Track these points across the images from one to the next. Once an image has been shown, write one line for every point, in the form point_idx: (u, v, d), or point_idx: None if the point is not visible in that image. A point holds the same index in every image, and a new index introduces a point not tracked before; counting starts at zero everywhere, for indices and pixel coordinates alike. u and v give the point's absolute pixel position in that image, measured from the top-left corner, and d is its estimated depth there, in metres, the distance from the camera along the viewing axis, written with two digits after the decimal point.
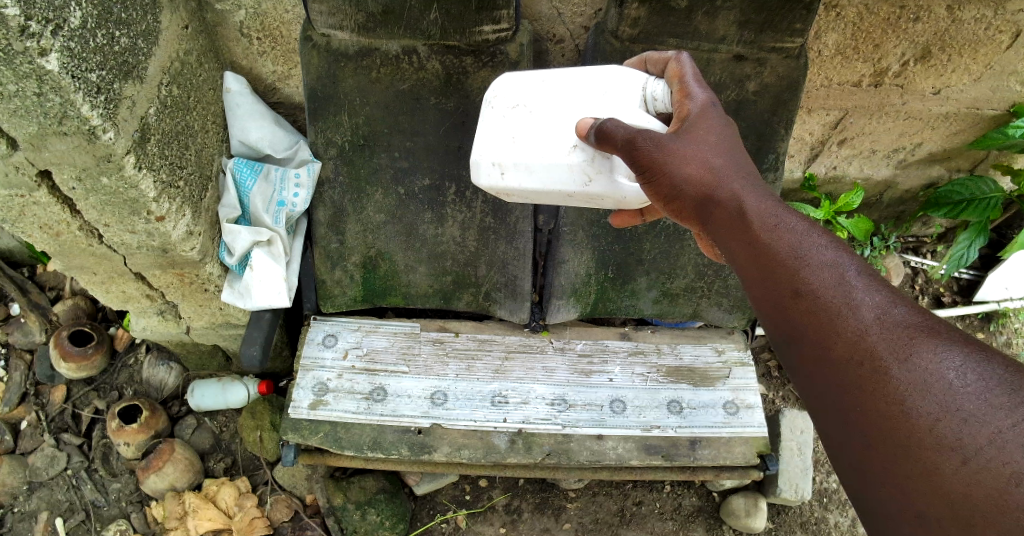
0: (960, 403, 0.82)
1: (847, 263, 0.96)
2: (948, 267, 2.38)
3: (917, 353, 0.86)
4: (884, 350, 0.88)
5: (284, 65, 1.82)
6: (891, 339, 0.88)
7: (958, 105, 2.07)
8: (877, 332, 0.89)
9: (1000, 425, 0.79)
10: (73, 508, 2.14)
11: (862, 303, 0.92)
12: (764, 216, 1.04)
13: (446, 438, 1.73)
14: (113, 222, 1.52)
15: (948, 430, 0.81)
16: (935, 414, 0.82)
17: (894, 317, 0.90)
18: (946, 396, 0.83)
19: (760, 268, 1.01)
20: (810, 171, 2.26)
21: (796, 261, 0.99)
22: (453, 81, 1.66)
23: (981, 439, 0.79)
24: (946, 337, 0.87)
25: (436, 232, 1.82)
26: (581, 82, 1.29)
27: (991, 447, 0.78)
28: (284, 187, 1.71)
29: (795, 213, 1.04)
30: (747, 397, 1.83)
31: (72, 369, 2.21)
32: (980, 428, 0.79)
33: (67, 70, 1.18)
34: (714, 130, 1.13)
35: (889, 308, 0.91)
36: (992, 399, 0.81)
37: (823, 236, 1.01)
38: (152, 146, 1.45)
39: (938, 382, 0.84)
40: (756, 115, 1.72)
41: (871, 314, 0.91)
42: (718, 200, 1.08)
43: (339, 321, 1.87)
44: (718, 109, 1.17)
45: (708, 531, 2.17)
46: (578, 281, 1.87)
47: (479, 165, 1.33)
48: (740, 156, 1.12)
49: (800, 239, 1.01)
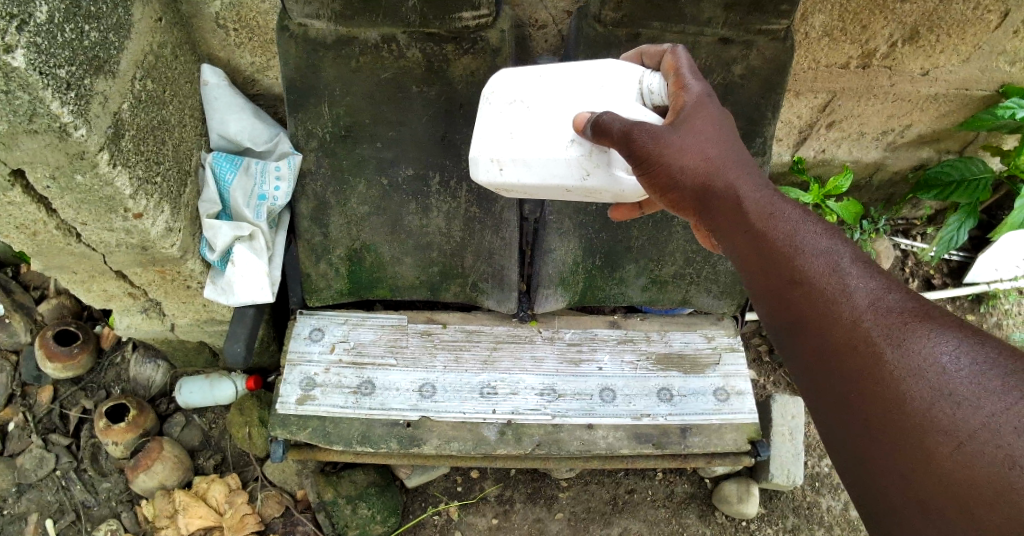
0: (954, 388, 0.81)
1: (842, 253, 0.96)
2: (938, 249, 2.38)
3: (911, 339, 0.85)
4: (879, 336, 0.87)
5: (262, 56, 1.79)
6: (886, 325, 0.87)
7: (947, 85, 2.05)
8: (872, 319, 0.89)
9: (993, 409, 0.77)
10: (62, 509, 2.12)
11: (857, 291, 0.92)
12: (760, 206, 1.03)
13: (436, 430, 1.71)
14: (90, 220, 1.49)
15: (942, 414, 0.80)
16: (929, 399, 0.81)
17: (888, 304, 0.90)
18: (940, 381, 0.82)
19: (757, 258, 1.00)
20: (799, 155, 2.24)
21: (792, 249, 0.98)
22: (434, 69, 1.63)
23: (974, 423, 0.78)
24: (942, 323, 0.86)
25: (421, 223, 1.80)
26: (577, 77, 1.26)
27: (984, 431, 0.77)
28: (265, 180, 1.69)
29: (791, 203, 1.04)
30: (738, 384, 1.83)
31: (58, 368, 2.19)
32: (974, 412, 0.78)
33: (34, 66, 1.15)
34: (710, 121, 1.12)
35: (884, 295, 0.91)
36: (988, 384, 0.79)
37: (818, 226, 1.00)
38: (128, 142, 1.42)
39: (933, 367, 0.83)
40: (744, 98, 1.70)
41: (866, 301, 0.90)
42: (713, 191, 1.07)
43: (326, 314, 1.85)
44: (714, 101, 1.15)
45: (701, 518, 2.18)
46: (566, 269, 1.85)
47: (476, 161, 1.30)
48: (736, 147, 1.11)
49: (796, 228, 1.00)
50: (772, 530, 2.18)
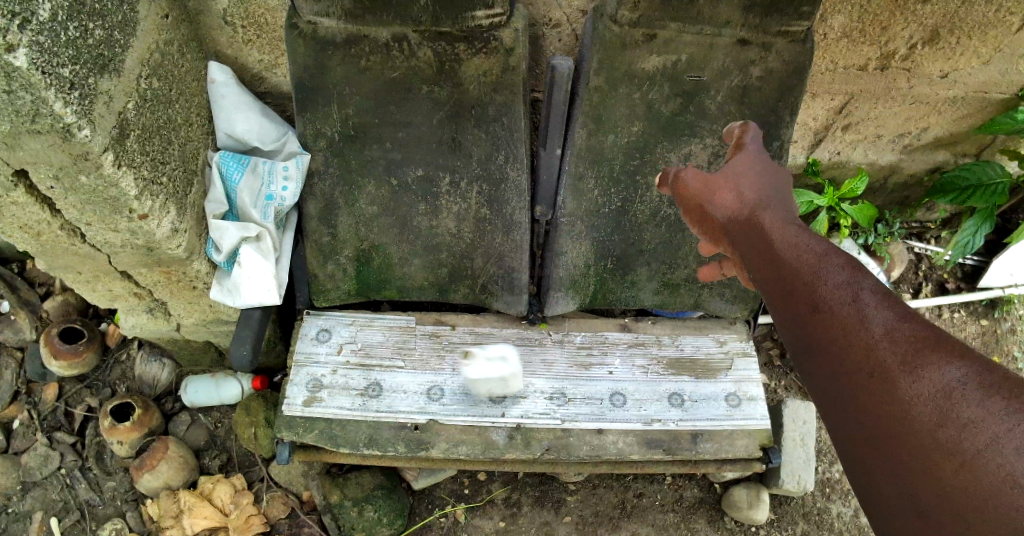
0: (960, 410, 0.78)
1: (861, 281, 0.93)
2: (954, 253, 2.36)
3: (923, 364, 0.82)
4: (891, 362, 0.84)
5: (270, 54, 1.76)
6: (898, 351, 0.84)
7: (966, 88, 2.02)
8: (885, 346, 0.86)
9: (998, 432, 0.75)
10: (67, 507, 2.11)
11: (872, 316, 0.89)
12: (783, 236, 1.04)
13: (443, 434, 1.69)
14: (95, 221, 1.47)
15: (948, 436, 0.77)
16: (935, 421, 0.79)
17: (903, 331, 0.86)
18: (948, 404, 0.79)
19: (778, 285, 0.99)
20: (814, 157, 2.21)
21: (812, 276, 0.96)
22: (445, 68, 1.59)
23: (977, 444, 0.75)
24: (956, 350, 0.82)
25: (430, 224, 1.78)
26: None
27: (987, 451, 0.74)
28: (273, 180, 1.66)
29: (816, 234, 1.04)
30: (750, 390, 1.80)
31: (63, 366, 2.18)
32: (978, 433, 0.75)
33: (37, 66, 1.12)
34: (751, 166, 1.20)
35: (898, 320, 0.88)
36: (993, 406, 0.76)
37: (839, 255, 0.98)
38: (133, 142, 1.39)
39: (941, 391, 0.80)
40: (761, 101, 1.67)
41: (881, 327, 0.87)
42: (744, 221, 1.11)
43: (333, 315, 1.83)
44: (762, 154, 1.23)
45: (710, 523, 2.15)
46: (577, 273, 1.83)
47: None
48: (771, 187, 1.16)
49: (818, 256, 0.99)
50: None
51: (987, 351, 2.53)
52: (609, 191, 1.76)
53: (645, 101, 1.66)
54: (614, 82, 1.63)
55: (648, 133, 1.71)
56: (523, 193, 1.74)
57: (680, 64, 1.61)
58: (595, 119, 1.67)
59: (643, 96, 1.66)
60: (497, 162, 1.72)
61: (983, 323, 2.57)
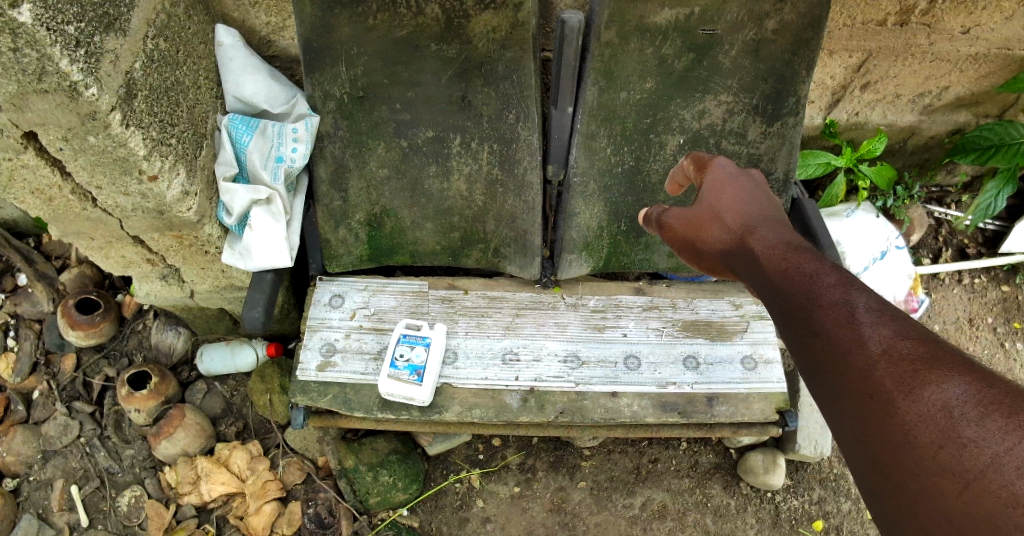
0: (961, 428, 0.71)
1: (857, 301, 0.88)
2: (975, 217, 2.28)
3: (922, 383, 0.76)
4: (890, 383, 0.78)
5: (277, 16, 1.75)
6: (897, 372, 0.78)
7: (988, 45, 1.96)
8: (884, 368, 0.80)
9: (998, 449, 0.67)
10: (87, 475, 2.14)
11: (868, 336, 0.83)
12: (778, 262, 1.01)
13: (457, 398, 1.67)
14: (105, 184, 1.47)
15: (948, 457, 0.70)
16: (936, 441, 0.72)
17: (903, 349, 0.80)
18: (947, 424, 0.72)
19: (779, 310, 0.97)
20: (831, 117, 2.17)
21: (809, 302, 0.92)
22: (453, 25, 1.57)
23: (978, 463, 0.68)
24: (958, 366, 0.75)
25: (441, 187, 1.78)
26: None
27: (989, 471, 0.67)
28: (282, 142, 1.66)
29: (811, 255, 1.01)
30: (767, 353, 1.76)
31: (81, 336, 2.20)
32: (977, 452, 0.68)
33: (41, 22, 1.10)
34: (733, 189, 1.20)
35: (897, 339, 0.81)
36: (992, 425, 0.69)
37: (833, 275, 0.94)
38: (141, 102, 1.39)
39: (939, 410, 0.73)
40: (776, 55, 1.63)
41: (878, 346, 0.81)
42: (737, 251, 1.11)
43: (345, 281, 1.83)
44: (737, 177, 1.23)
45: (726, 488, 2.15)
46: (590, 234, 1.83)
47: None
48: (756, 209, 1.16)
49: (813, 282, 0.95)
50: (798, 501, 2.15)
51: (1009, 317, 2.49)
52: (622, 149, 1.76)
53: (656, 57, 1.64)
54: (625, 36, 1.59)
55: (660, 90, 1.69)
56: (534, 152, 1.71)
57: (693, 17, 1.58)
58: (606, 76, 1.64)
59: (656, 51, 1.63)
60: (507, 122, 1.70)
61: (1003, 289, 2.52)
